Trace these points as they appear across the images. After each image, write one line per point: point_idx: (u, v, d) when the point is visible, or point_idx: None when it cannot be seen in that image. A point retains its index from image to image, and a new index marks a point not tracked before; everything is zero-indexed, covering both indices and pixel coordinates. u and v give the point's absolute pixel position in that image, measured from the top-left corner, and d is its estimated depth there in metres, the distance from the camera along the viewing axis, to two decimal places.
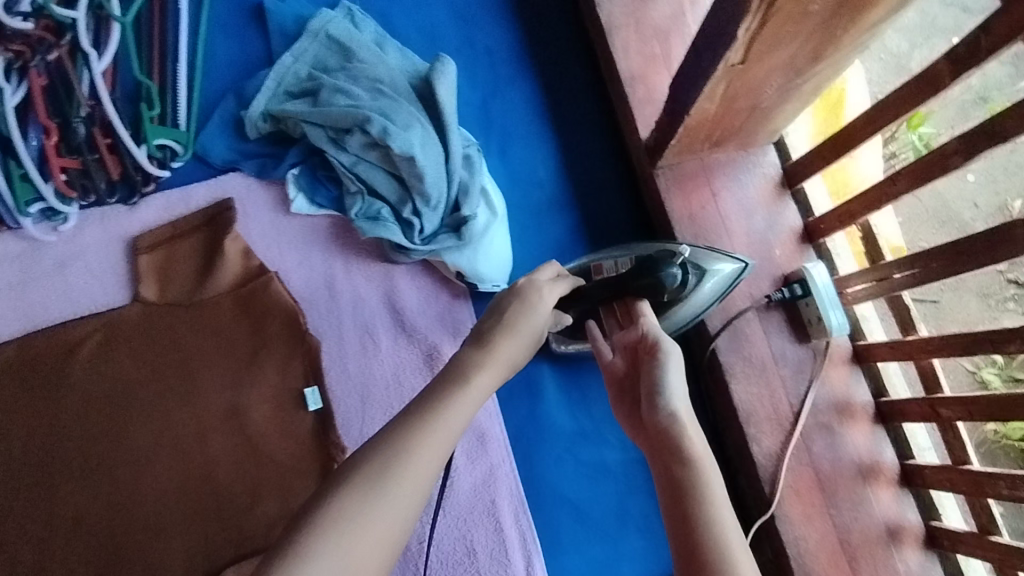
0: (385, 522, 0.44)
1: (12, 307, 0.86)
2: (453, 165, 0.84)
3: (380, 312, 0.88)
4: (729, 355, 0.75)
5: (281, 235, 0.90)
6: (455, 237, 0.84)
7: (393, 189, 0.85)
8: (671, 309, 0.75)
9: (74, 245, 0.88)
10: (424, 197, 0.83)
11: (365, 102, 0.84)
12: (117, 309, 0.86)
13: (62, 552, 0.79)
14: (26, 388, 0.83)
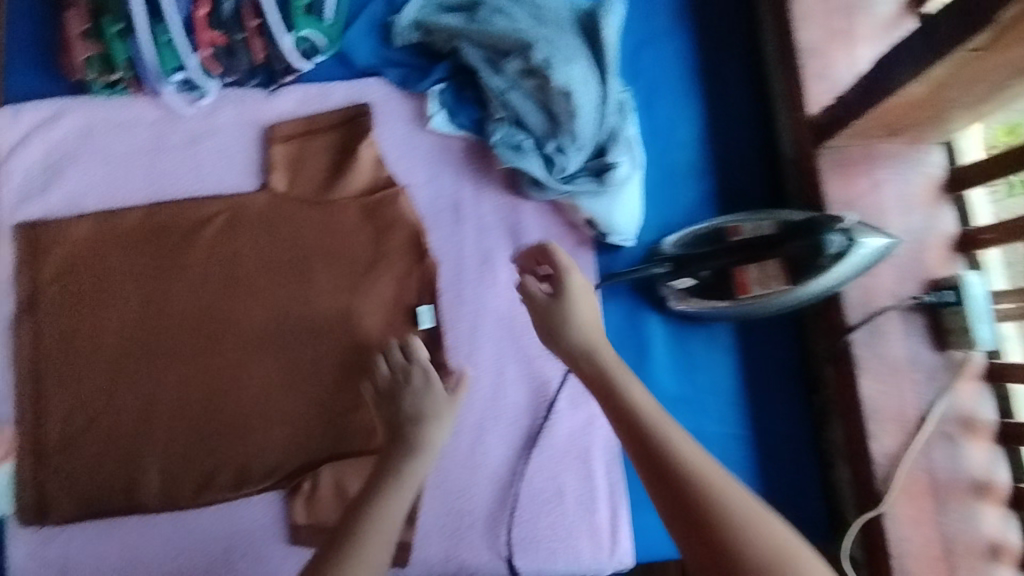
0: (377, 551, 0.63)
1: (142, 174, 0.86)
2: (607, 108, 0.80)
3: (503, 245, 0.86)
4: (865, 351, 0.75)
5: (414, 149, 0.88)
6: (596, 182, 0.81)
7: (541, 121, 0.82)
8: (810, 276, 0.73)
9: (208, 122, 0.87)
10: (572, 136, 0.80)
11: (529, 26, 0.80)
12: (243, 194, 0.85)
13: (168, 421, 0.81)
14: (150, 257, 0.84)
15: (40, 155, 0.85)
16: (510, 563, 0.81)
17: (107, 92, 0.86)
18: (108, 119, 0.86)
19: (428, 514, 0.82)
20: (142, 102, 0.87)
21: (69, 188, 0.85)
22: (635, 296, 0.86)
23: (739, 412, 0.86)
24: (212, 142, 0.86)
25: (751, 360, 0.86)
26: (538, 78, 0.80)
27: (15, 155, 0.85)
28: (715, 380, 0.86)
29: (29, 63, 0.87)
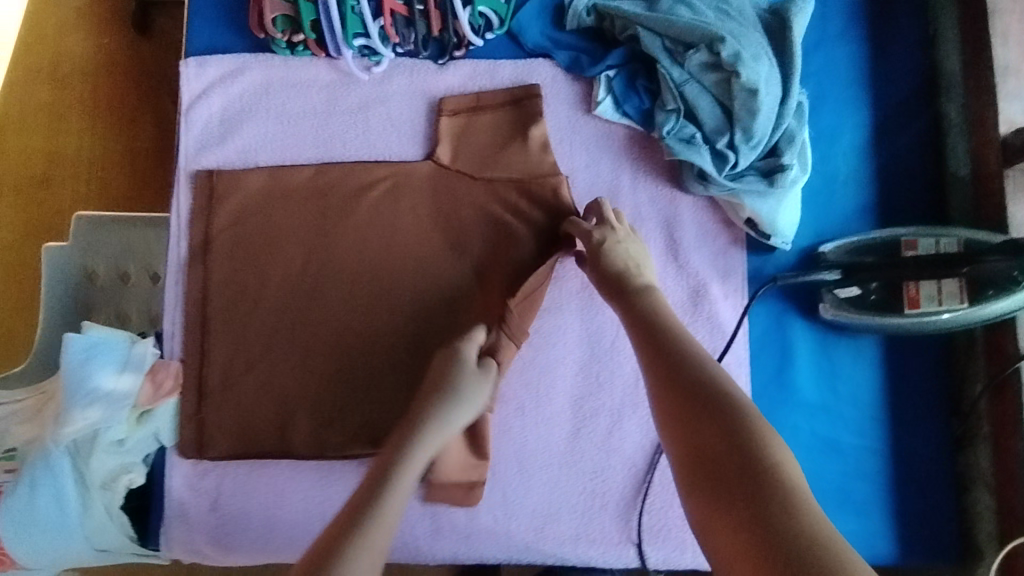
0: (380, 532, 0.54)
1: (314, 133, 0.89)
2: (786, 110, 0.80)
3: (656, 237, 0.87)
4: None
5: (576, 132, 0.89)
6: (765, 183, 0.82)
7: (715, 116, 0.82)
8: (989, 300, 0.73)
9: (381, 89, 0.90)
10: (747, 134, 0.80)
11: (716, 20, 0.81)
12: (410, 162, 0.89)
13: (321, 372, 0.84)
14: (316, 212, 0.87)
15: (219, 108, 0.88)
16: (639, 549, 0.81)
17: (287, 52, 0.89)
18: (285, 78, 0.89)
19: (562, 492, 0.83)
20: (321, 64, 0.90)
21: (244, 142, 0.88)
22: (783, 299, 0.87)
23: (879, 424, 0.85)
24: (384, 108, 0.90)
25: (897, 376, 0.85)
26: (720, 73, 0.81)
27: (196, 106, 0.88)
28: (857, 391, 0.86)
29: (215, 20, 0.90)
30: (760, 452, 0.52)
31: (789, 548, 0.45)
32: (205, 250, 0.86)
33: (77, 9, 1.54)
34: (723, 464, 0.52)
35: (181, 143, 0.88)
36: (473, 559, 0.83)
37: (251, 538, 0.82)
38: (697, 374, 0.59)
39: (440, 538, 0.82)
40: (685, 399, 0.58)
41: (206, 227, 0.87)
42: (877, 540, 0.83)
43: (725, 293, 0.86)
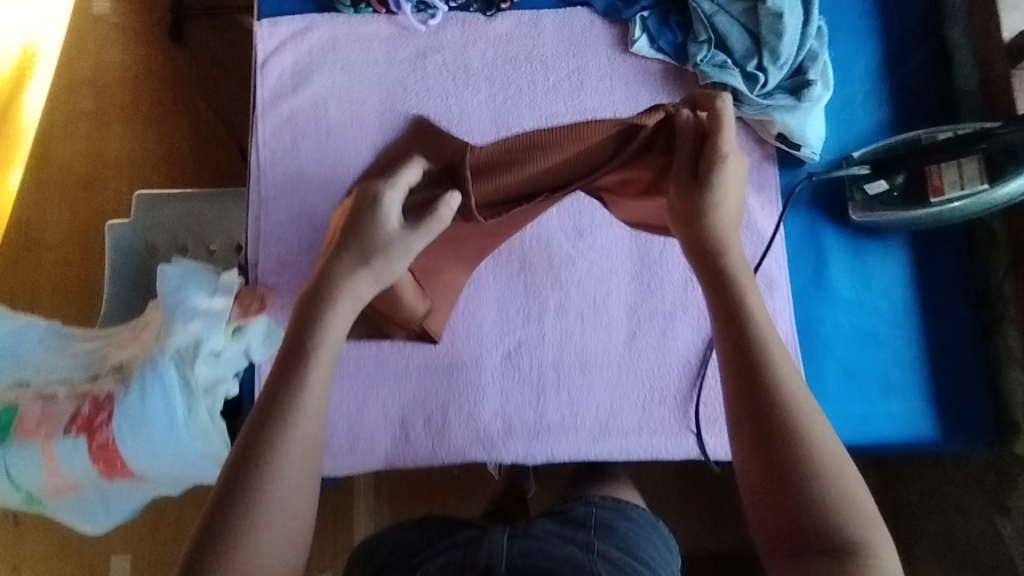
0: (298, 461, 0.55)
1: (376, 80, 0.98)
2: (807, 33, 0.90)
3: None
4: None
5: (616, 69, 0.98)
6: (792, 99, 0.91)
7: (743, 43, 0.91)
8: (1005, 180, 0.80)
9: (436, 40, 0.99)
10: (775, 55, 0.89)
11: None
12: (466, 103, 0.98)
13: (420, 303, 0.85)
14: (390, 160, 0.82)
15: (291, 62, 0.98)
16: (698, 436, 0.88)
17: (350, 10, 0.99)
18: (349, 33, 0.99)
19: (623, 389, 0.90)
20: (381, 20, 0.99)
21: (314, 91, 0.97)
22: (815, 208, 0.94)
23: (911, 316, 0.92)
24: (439, 57, 0.99)
25: (924, 272, 0.93)
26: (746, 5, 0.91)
27: (271, 61, 0.97)
28: (889, 286, 0.93)
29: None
30: (813, 432, 0.55)
31: (813, 519, 0.52)
32: (283, 186, 0.94)
33: (111, 23, 1.55)
34: (769, 423, 0.55)
35: (257, 94, 0.97)
36: (545, 456, 0.89)
37: (337, 445, 0.88)
38: (760, 351, 0.58)
39: (513, 435, 0.88)
40: (739, 372, 0.58)
41: (283, 168, 0.95)
42: (918, 421, 0.89)
43: (761, 203, 0.94)
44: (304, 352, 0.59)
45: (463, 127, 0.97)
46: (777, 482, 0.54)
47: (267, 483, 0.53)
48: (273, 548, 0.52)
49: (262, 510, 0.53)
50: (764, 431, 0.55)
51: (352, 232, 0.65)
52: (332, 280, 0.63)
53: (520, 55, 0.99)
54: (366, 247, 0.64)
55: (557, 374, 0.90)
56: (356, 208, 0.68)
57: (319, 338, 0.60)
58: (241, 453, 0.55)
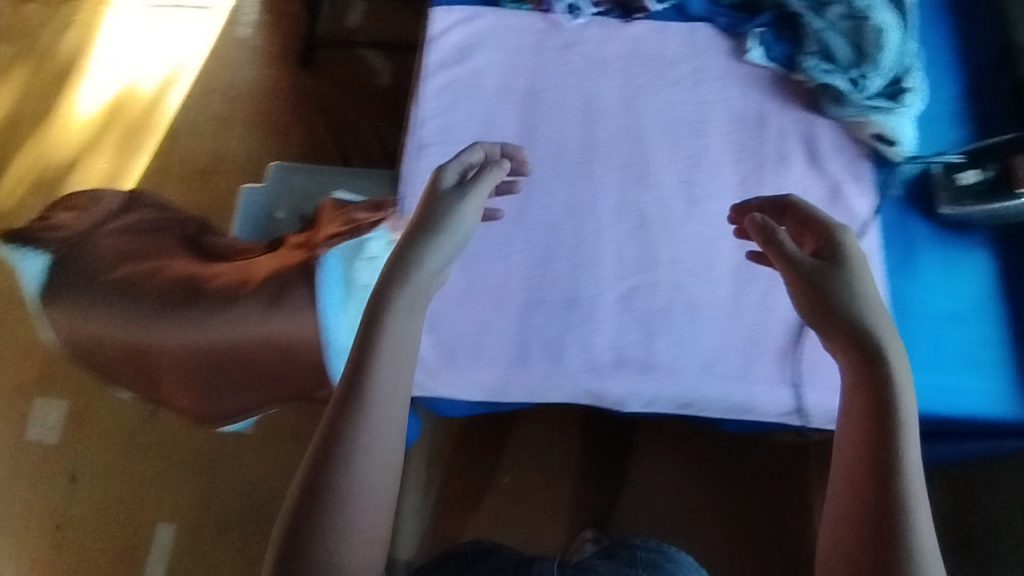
0: (390, 456, 0.75)
1: (526, 62, 1.13)
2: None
3: (797, 141, 1.07)
4: None
5: (731, 73, 1.12)
6: (886, 94, 1.03)
7: (830, 17, 1.06)
8: None
9: (579, 35, 1.15)
10: (876, 64, 1.03)
11: None
12: (598, 87, 1.12)
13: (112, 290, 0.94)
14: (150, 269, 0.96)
15: (457, 40, 1.14)
16: (795, 390, 0.94)
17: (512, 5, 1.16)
18: (507, 24, 1.15)
19: (728, 337, 0.96)
20: (536, 15, 1.16)
21: (474, 63, 1.13)
22: (906, 201, 1.03)
23: (998, 307, 0.98)
24: (581, 48, 1.14)
25: (1002, 271, 1.00)
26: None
27: (441, 37, 1.14)
28: (975, 276, 1.00)
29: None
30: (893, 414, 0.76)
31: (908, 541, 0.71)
32: (440, 135, 1.08)
33: (277, 84, 2.25)
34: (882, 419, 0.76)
35: (424, 63, 1.13)
36: (651, 391, 0.95)
37: (461, 353, 0.96)
38: (888, 429, 0.76)
39: (623, 368, 0.95)
40: (870, 410, 0.77)
41: (439, 121, 1.09)
42: (1003, 403, 0.93)
43: (859, 191, 1.04)
44: (363, 414, 0.74)
45: (596, 106, 1.11)
46: (859, 541, 0.73)
47: (343, 447, 0.73)
48: (365, 513, 0.72)
49: (348, 511, 0.71)
50: (873, 444, 0.76)
51: (420, 229, 0.83)
52: (412, 261, 0.80)
53: (651, 53, 1.14)
54: (439, 226, 0.82)
55: (666, 317, 0.97)
56: (429, 202, 0.85)
57: (354, 445, 0.73)
58: (336, 419, 0.74)
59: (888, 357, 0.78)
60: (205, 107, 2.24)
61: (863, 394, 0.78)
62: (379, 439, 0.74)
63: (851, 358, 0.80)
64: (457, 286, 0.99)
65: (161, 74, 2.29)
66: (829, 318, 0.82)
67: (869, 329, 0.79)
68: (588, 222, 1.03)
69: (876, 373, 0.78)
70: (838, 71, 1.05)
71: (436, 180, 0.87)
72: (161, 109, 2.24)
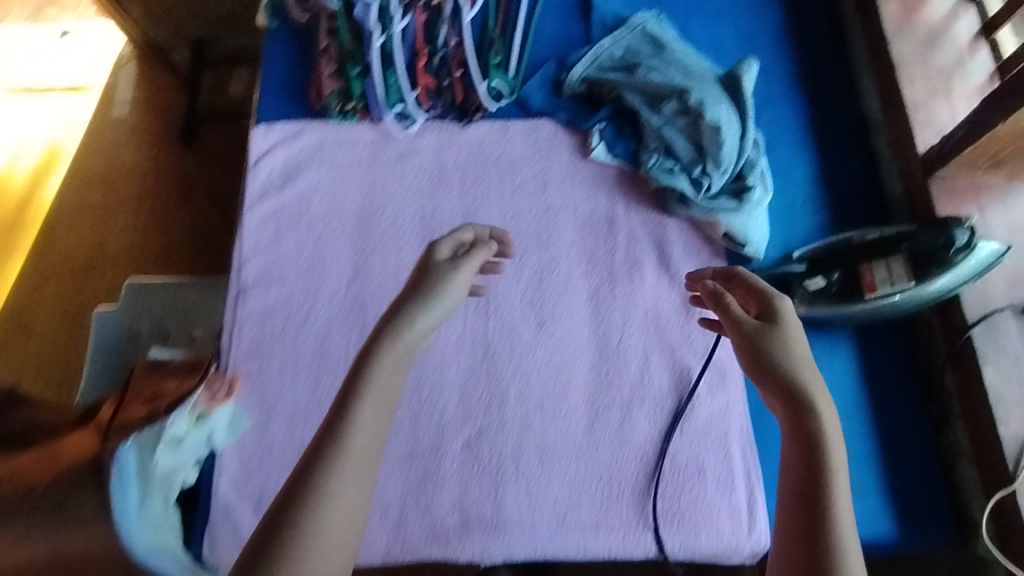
0: (342, 560, 0.53)
1: (358, 180, 1.05)
2: (703, 91, 1.00)
3: (648, 245, 1.02)
4: (973, 305, 0.86)
5: (576, 173, 1.06)
6: (728, 190, 0.98)
7: (666, 114, 1.01)
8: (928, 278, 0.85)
9: (413, 145, 1.07)
10: (716, 162, 0.98)
11: (681, 78, 1.02)
12: (437, 202, 1.04)
13: None
14: None
15: (281, 161, 1.05)
16: (655, 533, 0.87)
17: (339, 117, 1.07)
18: (335, 138, 1.07)
19: (582, 481, 0.89)
20: (366, 126, 1.07)
21: (300, 187, 1.04)
22: None
23: (865, 412, 0.93)
24: (418, 158, 1.07)
25: (865, 370, 0.95)
26: (654, 90, 1.03)
27: (263, 160, 1.05)
28: (840, 379, 0.94)
29: (280, 86, 1.10)
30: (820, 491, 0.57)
31: None
32: (262, 275, 0.99)
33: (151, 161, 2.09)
34: (813, 472, 0.57)
35: (246, 191, 1.04)
36: (503, 552, 0.87)
37: None
38: (816, 491, 0.57)
39: (470, 530, 0.87)
40: (808, 463, 0.58)
41: (262, 259, 1.00)
42: (875, 524, 0.87)
43: None
44: (337, 469, 0.55)
45: (435, 223, 1.03)
46: None
47: (299, 547, 0.51)
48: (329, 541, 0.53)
49: (317, 521, 0.53)
50: (805, 523, 0.56)
51: (418, 289, 0.68)
52: (403, 319, 0.64)
53: (491, 157, 1.07)
54: (433, 292, 0.67)
55: (516, 464, 0.90)
56: (422, 275, 0.70)
57: (361, 435, 0.57)
58: (304, 470, 0.55)
59: (822, 408, 0.60)
60: (81, 198, 2.02)
61: (791, 438, 0.60)
62: (327, 547, 0.52)
63: (771, 393, 0.63)
64: (289, 451, 0.91)
65: (36, 159, 2.08)
66: (761, 366, 0.64)
67: (804, 388, 0.61)
68: (428, 359, 0.95)
69: (813, 434, 0.59)
70: (678, 170, 1.00)
71: (427, 255, 0.72)
72: (37, 201, 2.03)
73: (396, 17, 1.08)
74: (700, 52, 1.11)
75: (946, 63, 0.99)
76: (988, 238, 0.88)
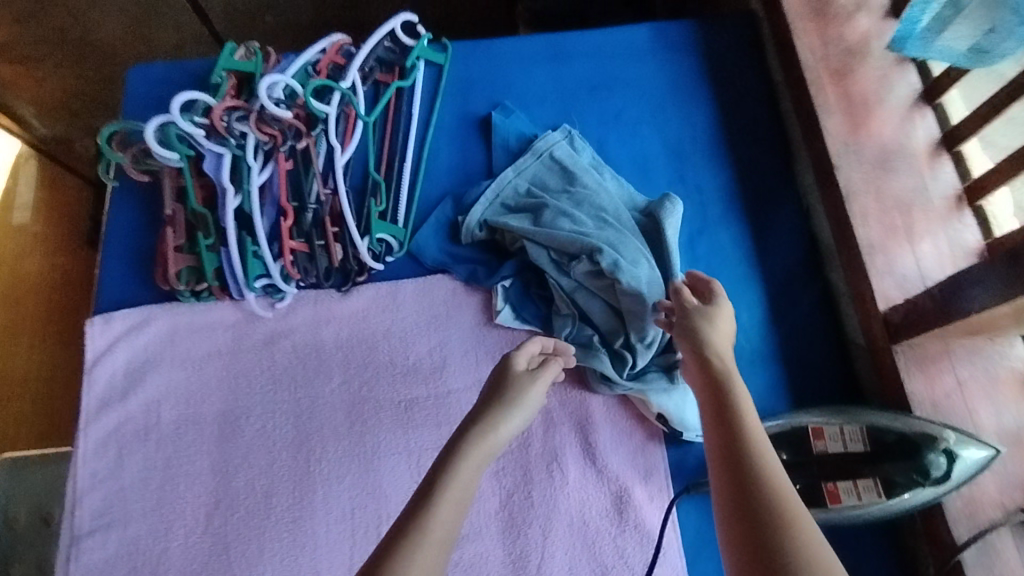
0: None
1: (219, 376, 0.88)
2: (621, 250, 0.83)
3: (569, 431, 0.85)
4: (958, 518, 0.69)
5: (479, 342, 0.90)
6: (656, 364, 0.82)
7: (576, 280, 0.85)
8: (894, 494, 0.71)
9: (285, 324, 0.90)
10: (641, 334, 0.82)
11: (591, 230, 0.85)
12: (316, 395, 0.87)
13: None
14: None
15: (124, 361, 0.88)
16: None
17: (191, 298, 0.90)
18: (191, 322, 0.90)
19: None
20: (226, 304, 0.91)
21: (147, 393, 0.86)
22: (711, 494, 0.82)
23: None
24: (291, 339, 0.90)
25: None
26: (560, 244, 0.85)
27: (100, 362, 0.87)
28: None
29: (124, 262, 0.92)
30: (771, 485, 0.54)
31: None
32: (100, 516, 0.81)
33: None
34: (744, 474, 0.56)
35: (82, 403, 0.86)
36: None
37: None
38: (744, 448, 0.58)
39: None
40: (723, 427, 0.60)
41: (101, 492, 0.82)
42: None
43: (649, 495, 0.82)
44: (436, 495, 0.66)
45: (313, 424, 0.86)
46: None
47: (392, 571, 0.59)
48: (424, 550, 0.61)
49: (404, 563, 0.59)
50: (733, 479, 0.56)
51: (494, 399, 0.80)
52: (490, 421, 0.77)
53: (378, 332, 0.90)
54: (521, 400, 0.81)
55: None
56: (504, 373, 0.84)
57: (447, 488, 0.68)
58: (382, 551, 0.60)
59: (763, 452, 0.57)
60: None
61: (712, 414, 0.62)
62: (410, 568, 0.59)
63: (721, 429, 0.60)
64: None
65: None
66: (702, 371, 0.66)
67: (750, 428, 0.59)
68: None
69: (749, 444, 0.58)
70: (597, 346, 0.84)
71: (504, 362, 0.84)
72: None
73: (249, 170, 0.89)
74: (619, 178, 0.95)
75: (904, 189, 0.83)
76: (972, 433, 0.71)
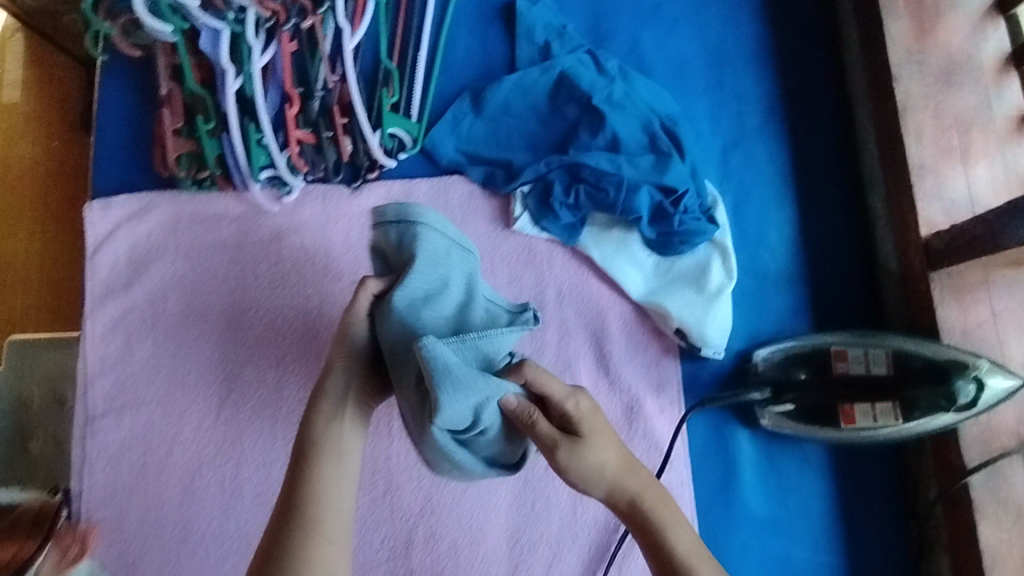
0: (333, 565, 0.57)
1: (224, 268, 0.85)
2: (420, 298, 0.59)
3: (583, 340, 0.84)
4: (973, 446, 0.70)
5: (496, 248, 0.87)
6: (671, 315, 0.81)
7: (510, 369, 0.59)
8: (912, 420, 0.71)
9: (292, 218, 0.86)
10: (663, 252, 0.83)
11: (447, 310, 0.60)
12: (324, 293, 0.85)
13: None
14: None
15: (126, 248, 0.85)
16: None
17: (194, 187, 0.85)
18: (194, 212, 0.86)
19: None
20: (229, 197, 0.86)
21: (151, 282, 0.84)
22: (721, 411, 0.84)
23: (833, 543, 0.80)
24: (297, 236, 0.86)
25: (840, 489, 0.81)
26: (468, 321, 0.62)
27: (102, 249, 0.84)
28: (806, 503, 0.81)
29: (121, 144, 0.87)
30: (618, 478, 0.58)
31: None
32: (113, 399, 0.81)
33: None
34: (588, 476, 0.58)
35: (85, 289, 0.84)
36: None
37: None
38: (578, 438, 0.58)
39: None
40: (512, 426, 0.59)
41: (111, 378, 0.82)
42: None
43: (660, 407, 0.83)
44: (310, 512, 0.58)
45: (321, 323, 0.84)
46: None
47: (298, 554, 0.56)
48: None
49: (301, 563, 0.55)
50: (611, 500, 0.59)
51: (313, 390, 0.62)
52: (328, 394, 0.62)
53: None
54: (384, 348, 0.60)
55: None
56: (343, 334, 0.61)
57: (321, 498, 0.58)
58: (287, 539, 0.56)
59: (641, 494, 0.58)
60: None
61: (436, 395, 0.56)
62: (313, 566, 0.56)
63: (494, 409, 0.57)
64: None
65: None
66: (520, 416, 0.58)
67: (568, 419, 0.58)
68: None
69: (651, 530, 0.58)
70: (633, 259, 0.84)
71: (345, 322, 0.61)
72: None
73: (252, 50, 0.82)
74: (650, 84, 0.88)
75: (965, 107, 0.77)
76: (1002, 360, 0.70)
